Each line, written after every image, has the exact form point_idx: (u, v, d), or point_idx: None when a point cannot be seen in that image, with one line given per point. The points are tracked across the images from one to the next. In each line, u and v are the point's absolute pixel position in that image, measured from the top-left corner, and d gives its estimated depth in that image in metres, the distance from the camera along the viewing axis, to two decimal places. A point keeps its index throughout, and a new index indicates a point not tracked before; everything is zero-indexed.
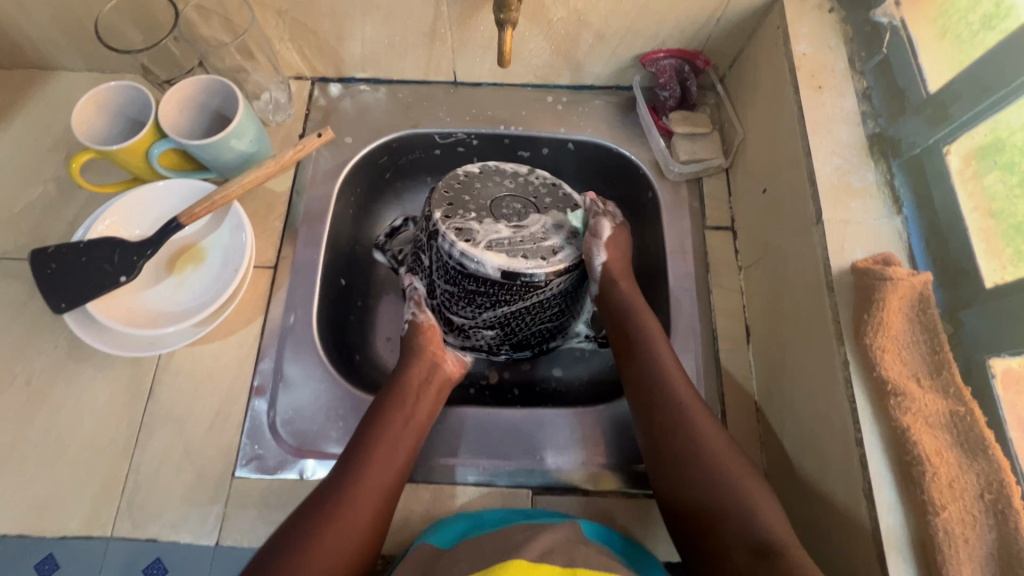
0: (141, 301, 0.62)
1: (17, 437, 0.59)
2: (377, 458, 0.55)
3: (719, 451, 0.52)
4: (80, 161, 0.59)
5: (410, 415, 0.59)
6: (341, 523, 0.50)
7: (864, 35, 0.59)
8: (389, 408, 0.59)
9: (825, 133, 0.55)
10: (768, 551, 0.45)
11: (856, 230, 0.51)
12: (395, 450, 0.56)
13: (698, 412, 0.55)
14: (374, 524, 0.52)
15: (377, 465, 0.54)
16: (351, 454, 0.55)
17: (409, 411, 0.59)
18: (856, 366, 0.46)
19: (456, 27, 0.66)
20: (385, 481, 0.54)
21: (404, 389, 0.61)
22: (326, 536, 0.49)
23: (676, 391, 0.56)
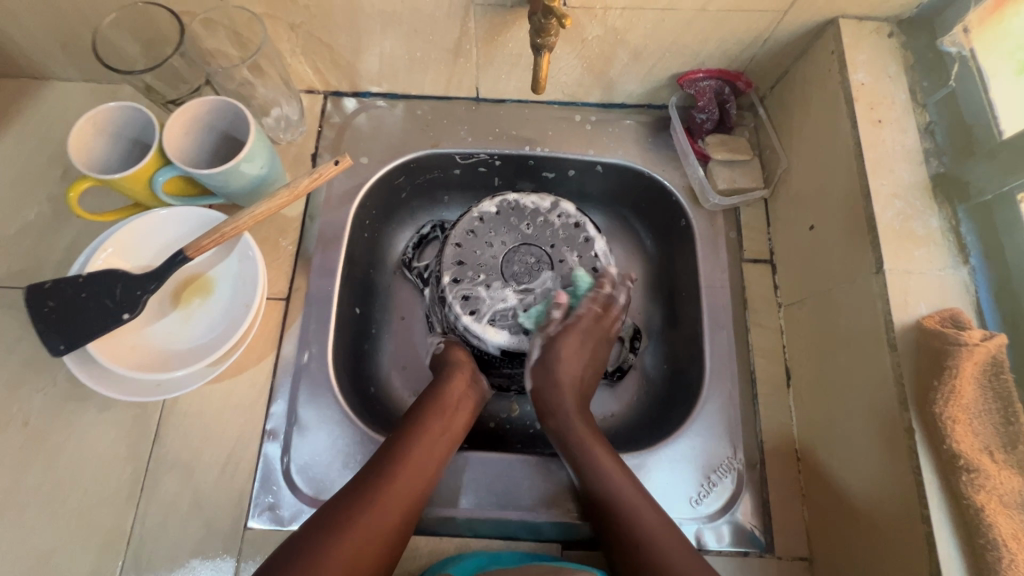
0: (145, 339, 0.58)
1: (13, 484, 0.55)
2: (396, 488, 0.52)
3: (647, 516, 0.52)
4: (79, 189, 0.55)
5: (435, 444, 0.56)
6: (347, 554, 0.48)
7: (927, 62, 0.54)
8: (416, 435, 0.56)
9: (885, 172, 0.51)
10: None
11: (920, 282, 0.47)
12: (415, 482, 0.54)
13: (614, 472, 0.54)
14: (381, 556, 0.50)
15: (395, 497, 0.52)
16: (369, 480, 0.52)
17: (430, 441, 0.56)
18: (922, 436, 0.43)
19: (483, 43, 0.61)
20: (400, 513, 0.52)
21: (434, 415, 0.58)
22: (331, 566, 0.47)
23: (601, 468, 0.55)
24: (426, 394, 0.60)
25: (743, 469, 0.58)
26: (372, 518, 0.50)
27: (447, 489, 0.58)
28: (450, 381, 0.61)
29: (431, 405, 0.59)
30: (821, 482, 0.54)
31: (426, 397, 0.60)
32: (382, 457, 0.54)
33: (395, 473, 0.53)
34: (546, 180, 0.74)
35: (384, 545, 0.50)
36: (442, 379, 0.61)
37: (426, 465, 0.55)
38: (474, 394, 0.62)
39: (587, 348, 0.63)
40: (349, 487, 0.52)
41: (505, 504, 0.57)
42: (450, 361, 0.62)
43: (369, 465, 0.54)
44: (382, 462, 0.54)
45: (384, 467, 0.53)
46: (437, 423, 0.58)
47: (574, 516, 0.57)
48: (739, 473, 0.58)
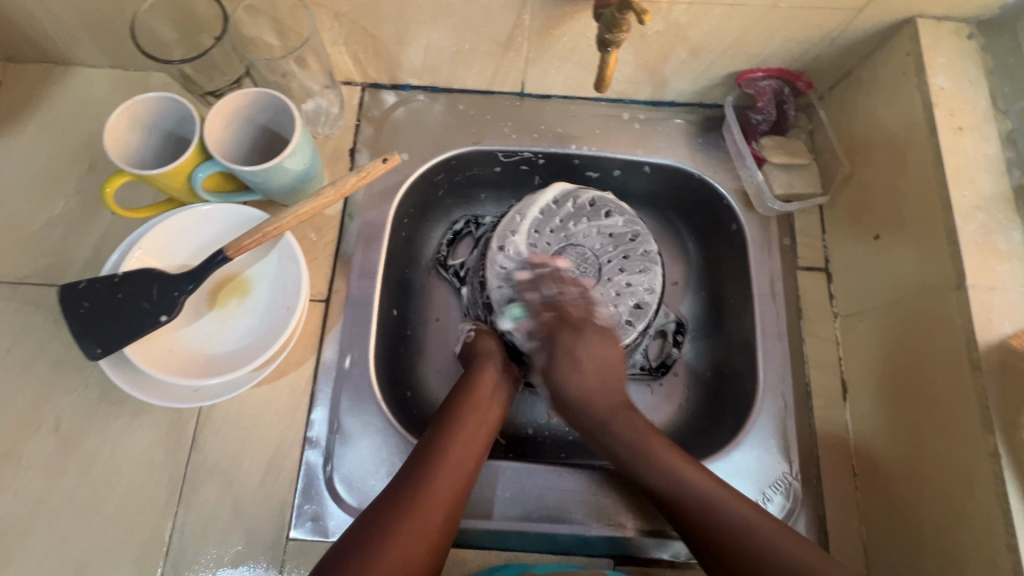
0: (182, 342, 0.56)
1: (46, 491, 0.53)
2: (434, 482, 0.49)
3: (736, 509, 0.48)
4: (115, 185, 0.52)
5: (472, 437, 0.53)
6: (396, 556, 0.44)
7: (1007, 67, 0.53)
8: (452, 430, 0.53)
9: (967, 183, 0.49)
10: None
11: (1005, 299, 0.45)
12: (453, 476, 0.50)
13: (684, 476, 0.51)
14: (430, 557, 0.46)
15: (436, 494, 0.48)
16: (408, 479, 0.49)
17: (470, 435, 0.53)
18: (1009, 461, 0.42)
19: (537, 36, 0.58)
20: (444, 510, 0.48)
21: (467, 410, 0.55)
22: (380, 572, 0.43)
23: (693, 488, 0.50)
24: (456, 388, 0.57)
25: (799, 486, 0.56)
26: (417, 519, 0.47)
27: (493, 501, 0.56)
28: (478, 374, 0.58)
29: (465, 400, 0.55)
30: (883, 504, 0.53)
31: (456, 394, 0.57)
32: (418, 455, 0.51)
33: (434, 467, 0.50)
34: (589, 179, 0.71)
35: (431, 547, 0.47)
36: (472, 372, 0.58)
37: (463, 459, 0.52)
38: (507, 386, 0.59)
39: (585, 350, 0.58)
40: (389, 488, 0.49)
41: (554, 519, 0.55)
42: (480, 351, 0.60)
43: (406, 464, 0.51)
44: (417, 461, 0.50)
45: (422, 464, 0.50)
46: (472, 417, 0.55)
47: (625, 530, 0.55)
48: (796, 489, 0.56)
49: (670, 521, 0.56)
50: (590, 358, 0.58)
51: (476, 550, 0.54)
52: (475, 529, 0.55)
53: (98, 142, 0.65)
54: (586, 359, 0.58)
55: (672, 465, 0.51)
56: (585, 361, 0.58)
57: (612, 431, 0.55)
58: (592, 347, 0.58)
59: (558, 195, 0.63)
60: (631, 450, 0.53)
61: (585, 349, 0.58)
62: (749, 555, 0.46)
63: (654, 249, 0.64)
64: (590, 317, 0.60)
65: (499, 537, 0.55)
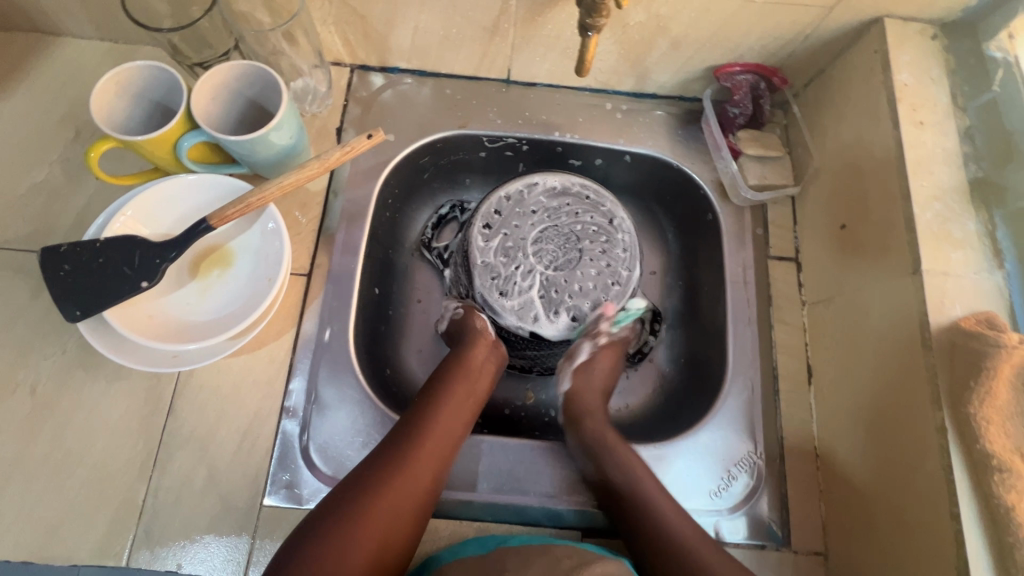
0: (163, 308, 0.56)
1: (19, 454, 0.54)
2: (423, 444, 0.52)
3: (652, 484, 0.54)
4: (99, 150, 0.53)
5: (462, 404, 0.56)
6: (388, 508, 0.47)
7: (969, 67, 0.55)
8: (444, 395, 0.56)
9: (926, 174, 0.51)
10: None
11: (957, 284, 0.48)
12: (442, 441, 0.53)
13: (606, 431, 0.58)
14: (420, 509, 0.49)
15: (424, 458, 0.51)
16: (399, 438, 0.52)
17: (459, 402, 0.56)
18: (954, 434, 0.44)
19: (522, 22, 0.59)
20: (433, 471, 0.51)
21: (459, 376, 0.58)
22: (371, 522, 0.46)
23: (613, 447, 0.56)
24: (448, 361, 0.60)
25: (763, 464, 0.58)
26: (411, 475, 0.49)
27: (468, 474, 0.57)
28: (472, 346, 0.61)
29: (457, 368, 0.59)
30: (841, 485, 0.55)
31: (448, 363, 0.60)
32: (409, 421, 0.53)
33: (424, 433, 0.52)
34: (572, 167, 0.73)
35: (419, 504, 0.49)
36: (463, 346, 0.61)
37: (453, 427, 0.54)
38: (494, 360, 0.62)
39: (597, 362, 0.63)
40: (383, 446, 0.52)
41: (526, 492, 0.57)
42: (471, 329, 0.62)
43: (397, 428, 0.53)
44: (410, 422, 0.53)
45: (413, 428, 0.52)
46: (461, 385, 0.58)
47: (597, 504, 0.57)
48: (759, 468, 0.58)
49: None
50: (640, 478, 0.54)
51: (448, 520, 0.55)
52: (448, 500, 0.56)
53: (84, 113, 0.65)
54: (621, 471, 0.55)
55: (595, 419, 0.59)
56: (623, 464, 0.55)
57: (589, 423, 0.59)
58: (600, 434, 0.57)
59: (535, 180, 0.66)
60: (603, 442, 0.57)
61: (620, 461, 0.55)
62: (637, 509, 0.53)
63: (633, 235, 0.65)
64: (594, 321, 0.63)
65: (471, 507, 0.56)
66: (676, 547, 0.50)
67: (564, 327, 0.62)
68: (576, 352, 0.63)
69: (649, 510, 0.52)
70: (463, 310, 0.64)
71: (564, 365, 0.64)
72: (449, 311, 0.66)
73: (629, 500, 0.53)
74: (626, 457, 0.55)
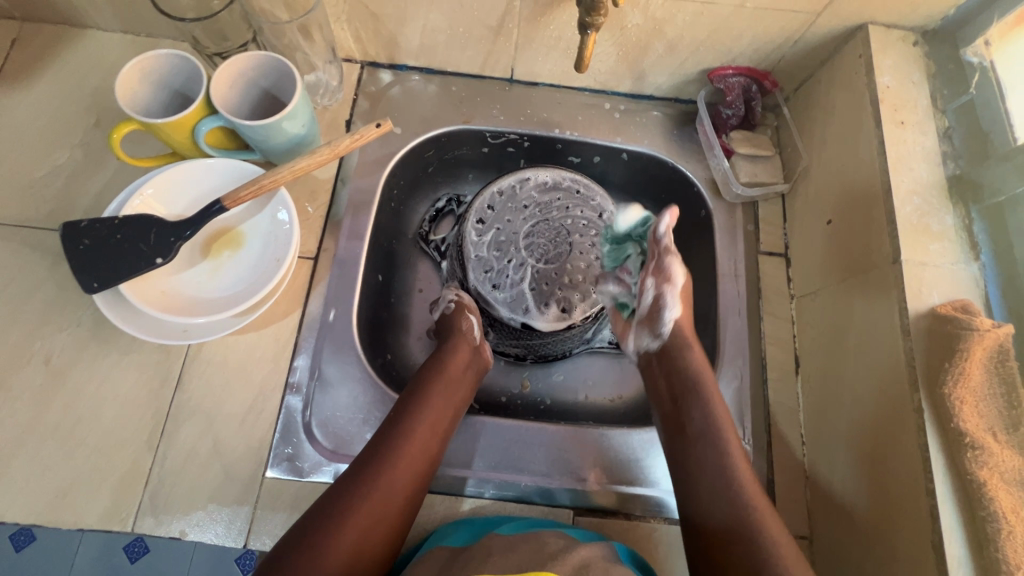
0: (175, 285, 0.58)
1: (31, 421, 0.56)
2: (403, 456, 0.53)
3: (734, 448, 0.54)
4: (122, 132, 0.55)
5: (440, 417, 0.57)
6: (360, 527, 0.49)
7: (948, 72, 0.59)
8: (420, 408, 0.56)
9: (906, 171, 0.54)
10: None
11: (934, 274, 0.50)
12: (423, 451, 0.54)
13: (710, 393, 0.57)
14: (393, 524, 0.51)
15: (404, 469, 0.52)
16: (374, 453, 0.53)
17: (438, 415, 0.57)
18: (930, 414, 0.46)
19: (526, 22, 0.62)
20: (406, 489, 0.52)
21: (438, 388, 0.58)
22: (340, 543, 0.47)
23: (714, 413, 0.56)
24: (429, 365, 0.60)
25: (751, 450, 0.60)
26: (382, 493, 0.51)
27: (464, 453, 0.59)
28: (454, 351, 0.62)
29: (436, 378, 0.59)
30: (825, 470, 0.56)
31: (428, 372, 0.60)
32: (389, 431, 0.54)
33: (406, 443, 0.53)
34: (571, 164, 0.76)
35: (392, 521, 0.51)
36: (446, 350, 0.62)
37: (433, 435, 0.55)
38: (476, 363, 0.63)
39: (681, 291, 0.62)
40: (359, 460, 0.53)
41: (521, 471, 0.59)
42: (457, 331, 0.63)
43: (373, 442, 0.54)
44: (384, 436, 0.54)
45: (389, 443, 0.53)
46: (439, 397, 0.58)
47: (587, 484, 0.58)
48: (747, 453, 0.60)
49: (632, 478, 0.59)
50: (720, 425, 0.55)
51: (443, 496, 0.57)
52: (444, 477, 0.58)
53: (105, 101, 0.68)
54: (705, 416, 0.56)
55: (704, 385, 0.58)
56: (711, 411, 0.56)
57: (696, 387, 0.58)
58: (700, 385, 0.58)
59: (524, 177, 0.68)
60: (707, 406, 0.56)
61: (707, 405, 0.56)
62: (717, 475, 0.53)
63: None
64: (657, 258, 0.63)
65: (467, 485, 0.58)
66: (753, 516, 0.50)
67: (554, 318, 0.64)
68: (671, 272, 0.60)
69: (733, 475, 0.52)
70: (456, 306, 0.65)
71: (665, 290, 0.60)
72: (444, 304, 0.66)
73: (702, 440, 0.55)
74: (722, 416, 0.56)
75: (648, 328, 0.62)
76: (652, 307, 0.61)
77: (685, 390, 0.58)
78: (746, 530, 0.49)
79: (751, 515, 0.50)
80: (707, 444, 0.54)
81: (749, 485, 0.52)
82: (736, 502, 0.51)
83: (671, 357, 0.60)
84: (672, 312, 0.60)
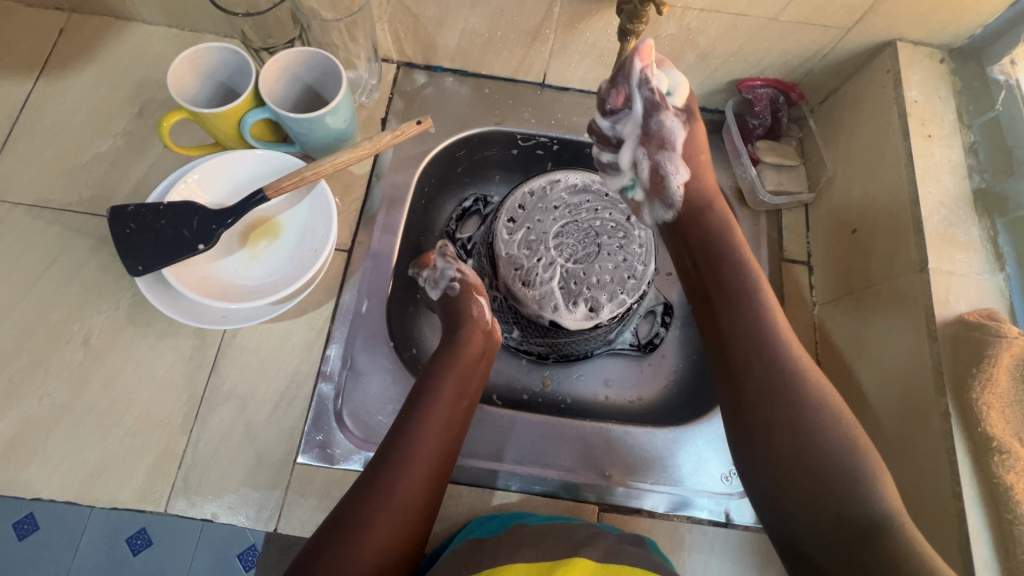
0: (214, 271, 0.59)
1: (69, 400, 0.57)
2: (417, 460, 0.52)
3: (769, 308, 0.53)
4: (171, 121, 0.57)
5: (454, 409, 0.56)
6: (386, 527, 0.49)
7: (973, 89, 0.61)
8: (432, 399, 0.55)
9: (933, 183, 0.55)
10: (823, 458, 0.46)
11: (960, 282, 0.52)
12: (437, 452, 0.53)
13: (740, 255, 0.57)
14: (418, 520, 0.51)
15: (419, 469, 0.51)
16: (391, 448, 0.52)
17: (451, 407, 0.56)
18: (957, 419, 0.47)
19: (563, 28, 0.64)
20: (426, 484, 0.51)
21: (449, 377, 0.57)
22: (369, 544, 0.47)
23: (746, 271, 0.55)
24: (440, 359, 0.59)
25: None
26: (402, 490, 0.50)
27: (490, 446, 0.60)
28: (466, 341, 0.61)
29: (446, 369, 0.58)
30: None
31: (438, 361, 0.59)
32: (403, 426, 0.54)
33: (419, 441, 0.53)
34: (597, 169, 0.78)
35: (417, 519, 0.51)
36: (459, 339, 0.61)
37: (446, 435, 0.54)
38: (489, 349, 0.63)
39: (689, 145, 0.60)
40: (377, 458, 0.52)
41: (546, 465, 0.60)
42: (466, 317, 0.63)
43: (388, 438, 0.53)
44: (398, 432, 0.53)
45: (404, 438, 0.53)
46: (452, 387, 0.57)
47: (611, 480, 0.59)
48: None
49: (652, 477, 0.60)
50: (756, 288, 0.54)
51: (470, 487, 0.58)
52: (472, 469, 0.59)
53: (148, 91, 0.69)
54: (738, 279, 0.55)
55: (733, 242, 0.57)
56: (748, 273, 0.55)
57: (728, 253, 0.57)
58: (729, 240, 0.57)
59: (553, 180, 0.70)
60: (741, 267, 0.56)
61: (739, 269, 0.56)
62: (754, 339, 0.51)
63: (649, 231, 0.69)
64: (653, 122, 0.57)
65: (494, 478, 0.59)
66: (795, 386, 0.49)
67: (582, 317, 0.65)
68: (668, 134, 0.58)
69: (771, 334, 0.51)
70: (460, 287, 0.65)
71: (663, 155, 0.59)
72: (445, 282, 0.65)
73: (738, 301, 0.54)
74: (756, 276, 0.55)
75: (657, 199, 0.61)
76: (654, 176, 0.60)
77: (717, 254, 0.57)
78: (785, 386, 0.49)
79: (790, 372, 0.49)
80: (742, 303, 0.53)
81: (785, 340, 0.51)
82: (773, 357, 0.50)
83: (696, 217, 0.59)
84: (678, 178, 0.59)
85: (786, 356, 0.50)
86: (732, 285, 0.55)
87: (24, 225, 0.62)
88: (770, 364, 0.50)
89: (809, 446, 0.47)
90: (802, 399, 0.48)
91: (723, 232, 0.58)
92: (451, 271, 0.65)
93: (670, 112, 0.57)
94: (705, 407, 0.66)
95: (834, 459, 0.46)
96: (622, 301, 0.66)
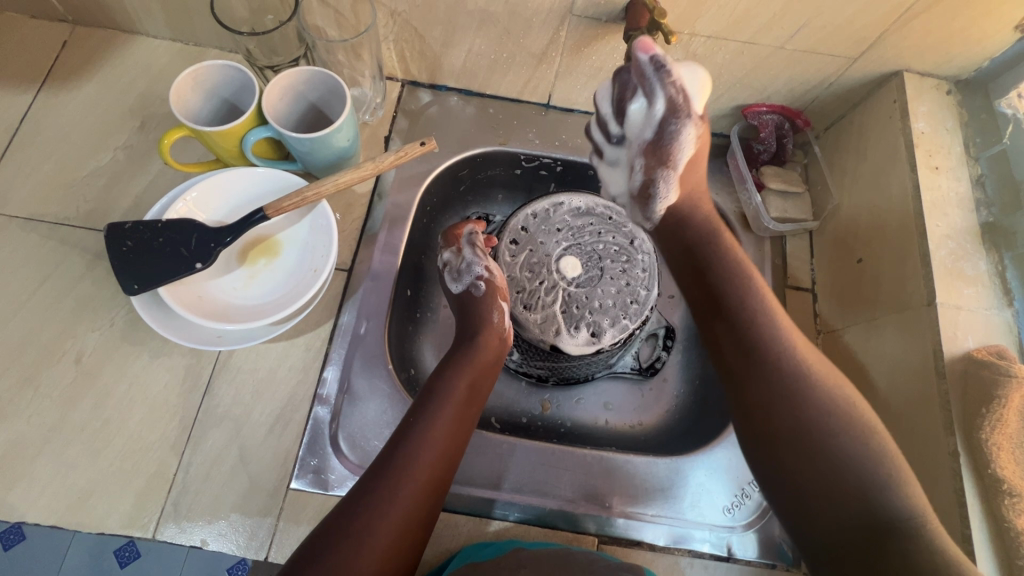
0: (211, 290, 0.58)
1: (58, 420, 0.55)
2: (420, 463, 0.50)
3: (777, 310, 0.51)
4: (172, 138, 0.56)
5: (459, 414, 0.55)
6: (388, 530, 0.47)
7: (980, 121, 0.61)
8: (438, 401, 0.54)
9: (941, 216, 0.55)
10: (844, 473, 0.44)
11: (968, 318, 0.51)
12: (440, 455, 0.51)
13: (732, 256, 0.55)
14: (419, 525, 0.49)
15: (422, 470, 0.50)
16: (393, 450, 0.51)
17: (456, 410, 0.55)
18: (966, 460, 0.47)
19: (569, 52, 0.64)
20: (428, 487, 0.50)
21: (454, 380, 0.56)
22: (369, 548, 0.45)
23: (741, 271, 0.54)
24: (449, 363, 0.58)
25: None
26: (404, 492, 0.48)
27: (488, 473, 0.59)
28: (482, 346, 0.60)
29: (451, 372, 0.57)
30: None
31: (446, 366, 0.58)
32: (406, 427, 0.52)
33: (423, 443, 0.51)
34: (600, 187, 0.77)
35: (418, 523, 0.49)
36: (475, 344, 0.60)
37: (452, 437, 0.53)
38: (501, 357, 0.62)
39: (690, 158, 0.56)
40: (379, 461, 0.51)
41: (546, 493, 0.58)
42: (488, 323, 0.61)
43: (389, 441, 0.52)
44: (400, 433, 0.52)
45: (406, 439, 0.51)
46: (460, 392, 0.56)
47: (611, 511, 0.58)
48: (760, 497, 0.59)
49: (653, 506, 0.59)
50: (755, 288, 0.52)
51: (468, 516, 0.57)
52: (470, 497, 0.57)
53: (150, 106, 0.69)
54: (732, 277, 0.53)
55: (721, 244, 0.56)
56: (735, 278, 0.53)
57: (717, 253, 0.55)
58: (718, 241, 0.56)
59: (557, 202, 0.69)
60: (734, 268, 0.54)
61: (731, 267, 0.54)
62: (760, 339, 0.49)
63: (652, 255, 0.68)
64: (660, 135, 0.54)
65: (493, 505, 0.58)
66: (806, 393, 0.47)
67: (583, 343, 0.64)
68: (674, 148, 0.54)
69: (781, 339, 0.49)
70: (486, 288, 0.63)
71: (661, 173, 0.56)
72: (470, 277, 0.64)
73: (731, 308, 0.52)
74: (754, 276, 0.53)
75: (641, 206, 0.59)
76: (644, 186, 0.57)
77: (704, 256, 0.56)
78: (797, 400, 0.47)
79: (799, 375, 0.47)
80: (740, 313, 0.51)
81: (792, 341, 0.49)
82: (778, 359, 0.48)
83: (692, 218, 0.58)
84: (667, 196, 0.57)
85: (806, 366, 0.48)
86: (723, 286, 0.53)
87: (20, 239, 0.61)
88: (786, 369, 0.48)
89: (824, 462, 0.45)
90: (826, 408, 0.46)
91: (716, 235, 0.57)
92: (477, 267, 0.64)
93: (683, 126, 0.53)
94: (703, 438, 0.65)
95: (847, 472, 0.44)
96: (623, 326, 0.64)
